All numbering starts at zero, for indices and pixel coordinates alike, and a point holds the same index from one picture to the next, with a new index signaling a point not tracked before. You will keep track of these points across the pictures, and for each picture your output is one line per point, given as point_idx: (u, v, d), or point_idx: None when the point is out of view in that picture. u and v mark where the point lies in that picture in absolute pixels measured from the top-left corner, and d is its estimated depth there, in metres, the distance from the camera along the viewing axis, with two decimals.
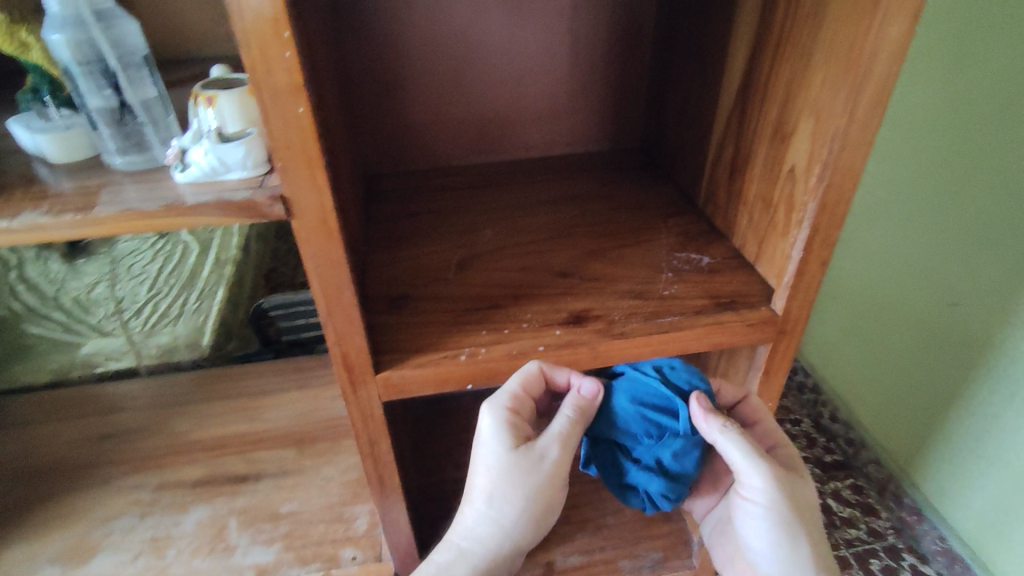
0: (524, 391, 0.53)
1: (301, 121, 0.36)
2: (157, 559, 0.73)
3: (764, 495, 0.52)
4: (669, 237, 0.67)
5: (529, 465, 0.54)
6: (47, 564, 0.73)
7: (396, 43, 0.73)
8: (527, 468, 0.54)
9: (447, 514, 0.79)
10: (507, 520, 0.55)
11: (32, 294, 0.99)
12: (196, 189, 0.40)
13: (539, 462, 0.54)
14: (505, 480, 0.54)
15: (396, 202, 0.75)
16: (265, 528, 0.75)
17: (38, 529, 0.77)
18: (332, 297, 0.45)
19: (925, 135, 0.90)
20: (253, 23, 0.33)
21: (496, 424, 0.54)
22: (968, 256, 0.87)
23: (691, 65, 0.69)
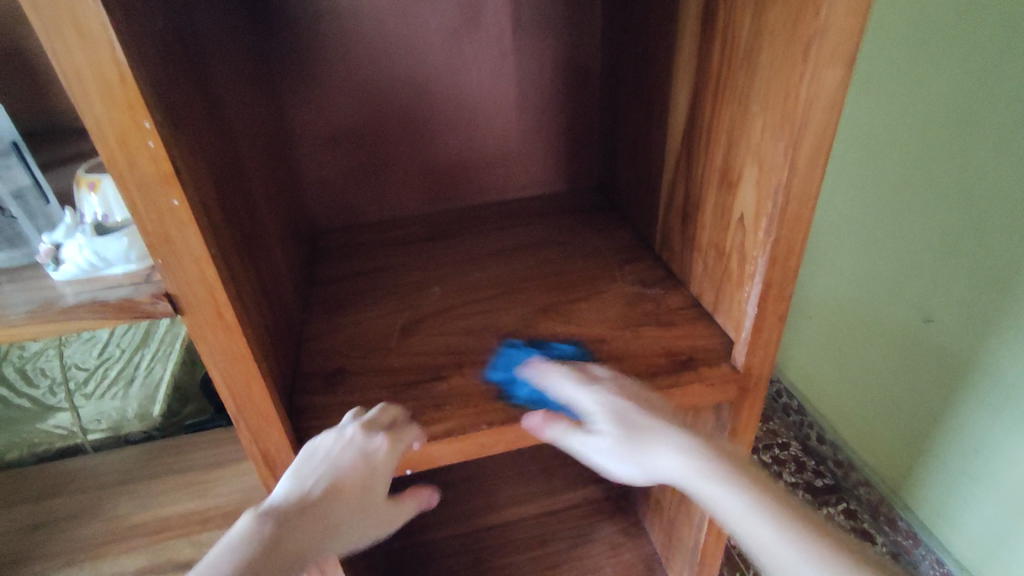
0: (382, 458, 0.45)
1: (177, 213, 0.32)
2: None
3: (680, 452, 0.43)
4: (625, 287, 0.63)
5: (354, 468, 0.44)
6: None
7: (330, 97, 0.70)
8: (354, 465, 0.44)
9: None
10: (299, 530, 0.40)
11: None
12: (75, 288, 0.36)
13: (374, 463, 0.44)
14: (322, 473, 0.43)
15: (341, 261, 0.71)
16: None
17: None
18: (240, 394, 0.40)
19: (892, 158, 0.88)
20: (103, 112, 0.29)
21: (342, 471, 0.44)
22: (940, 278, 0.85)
23: (637, 106, 0.67)
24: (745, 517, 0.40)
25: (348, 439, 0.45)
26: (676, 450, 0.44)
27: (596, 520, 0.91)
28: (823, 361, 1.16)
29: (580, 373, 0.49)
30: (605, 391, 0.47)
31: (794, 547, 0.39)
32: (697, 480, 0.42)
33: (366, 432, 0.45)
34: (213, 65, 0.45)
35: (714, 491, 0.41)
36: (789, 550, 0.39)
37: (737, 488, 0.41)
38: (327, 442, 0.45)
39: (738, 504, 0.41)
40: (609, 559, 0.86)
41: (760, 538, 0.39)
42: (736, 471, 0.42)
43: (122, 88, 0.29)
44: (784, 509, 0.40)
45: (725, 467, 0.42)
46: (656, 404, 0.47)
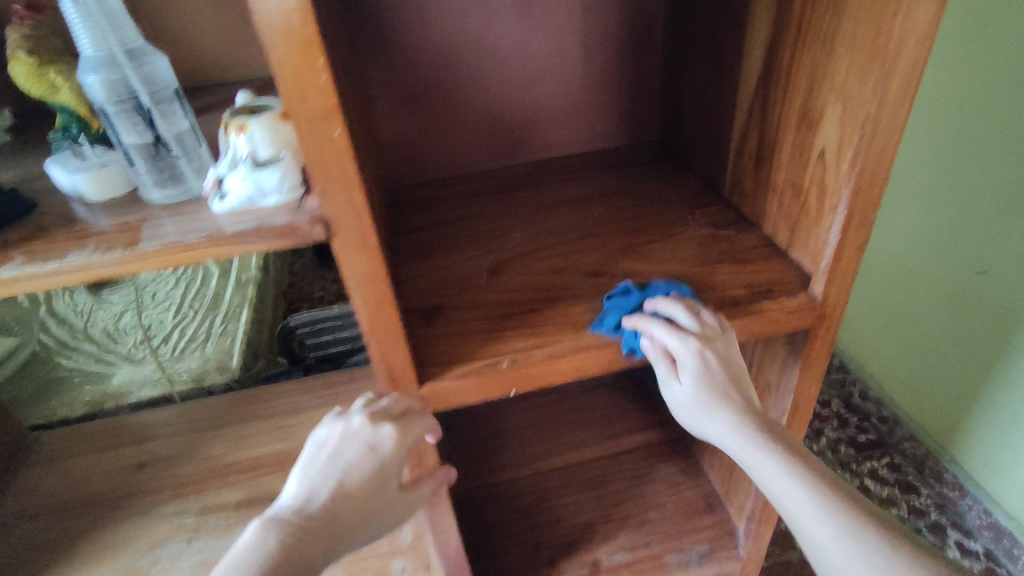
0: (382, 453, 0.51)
1: (337, 144, 0.36)
2: None
3: (742, 429, 0.52)
4: (697, 229, 0.66)
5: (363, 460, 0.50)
6: None
7: (407, 55, 0.73)
8: (363, 459, 0.50)
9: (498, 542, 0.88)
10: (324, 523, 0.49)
11: (64, 328, 1.06)
12: (236, 217, 0.40)
13: (382, 455, 0.50)
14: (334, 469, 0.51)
15: (420, 213, 0.75)
16: None
17: (87, 560, 0.77)
18: (374, 315, 0.45)
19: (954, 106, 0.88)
20: (283, 52, 0.33)
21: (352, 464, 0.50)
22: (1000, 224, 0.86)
23: (706, 55, 0.68)
24: (801, 493, 0.49)
25: (356, 434, 0.51)
26: (738, 423, 0.52)
27: (655, 462, 0.96)
28: (871, 314, 1.18)
29: (689, 316, 0.53)
30: (706, 336, 0.52)
31: (830, 510, 0.49)
32: (753, 446, 0.51)
33: (376, 423, 0.51)
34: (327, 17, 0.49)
35: (764, 457, 0.51)
36: (816, 513, 0.49)
37: (798, 469, 0.50)
38: (337, 437, 0.52)
39: (779, 469, 0.50)
40: (669, 496, 0.91)
41: (795, 500, 0.50)
42: (791, 448, 0.52)
43: (300, 29, 0.32)
44: (827, 486, 0.50)
45: (781, 443, 0.52)
46: (738, 358, 0.54)
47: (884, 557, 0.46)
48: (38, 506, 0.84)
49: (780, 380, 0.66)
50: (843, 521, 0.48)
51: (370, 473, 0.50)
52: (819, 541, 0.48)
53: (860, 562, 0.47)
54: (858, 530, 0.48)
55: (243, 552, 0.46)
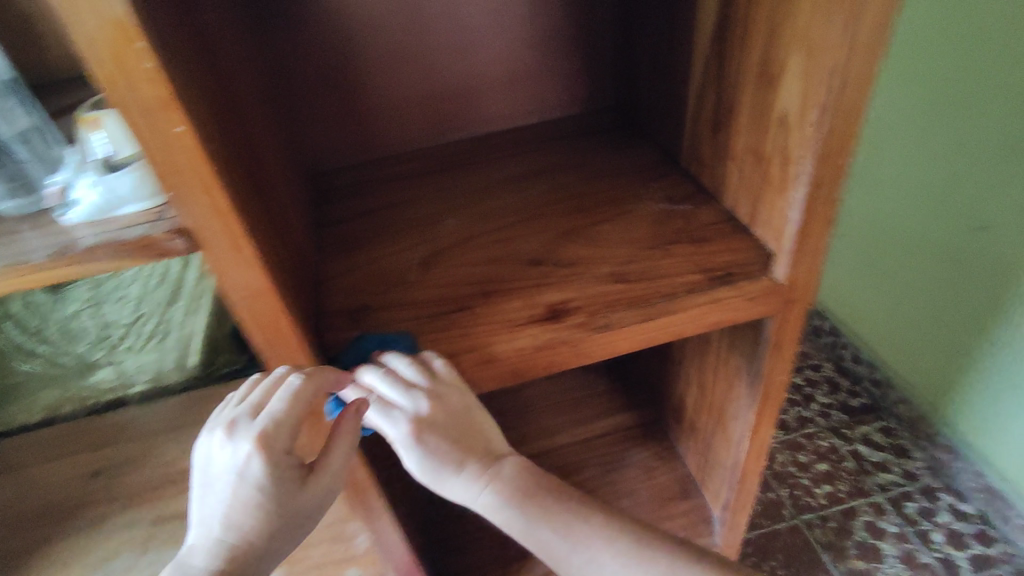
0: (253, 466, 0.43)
1: (183, 141, 0.31)
2: None
3: (485, 500, 0.51)
4: (650, 205, 0.60)
5: (240, 486, 0.43)
6: None
7: (329, 22, 0.66)
8: (240, 483, 0.43)
9: (463, 534, 0.85)
10: (229, 555, 0.44)
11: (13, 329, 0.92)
12: (90, 228, 0.35)
13: (256, 476, 0.43)
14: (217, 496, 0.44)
15: (351, 200, 0.70)
16: None
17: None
18: (269, 330, 0.40)
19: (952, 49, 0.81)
20: (93, 28, 0.27)
21: (231, 487, 0.43)
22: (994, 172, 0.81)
23: (660, 8, 0.61)
24: (552, 539, 0.52)
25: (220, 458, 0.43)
26: (491, 486, 0.51)
27: (630, 446, 0.92)
28: (859, 276, 1.13)
29: (389, 386, 0.47)
30: (420, 410, 0.48)
31: (581, 545, 0.52)
32: (499, 509, 0.51)
33: (233, 439, 0.43)
34: None
35: (513, 519, 0.52)
36: (578, 553, 0.52)
37: (539, 517, 0.52)
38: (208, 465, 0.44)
39: (529, 521, 0.52)
40: (644, 481, 0.88)
41: (559, 550, 0.52)
42: (528, 495, 0.52)
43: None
44: (565, 514, 0.53)
45: (521, 496, 0.52)
46: (470, 413, 0.50)
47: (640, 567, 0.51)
48: None
49: (748, 366, 0.61)
50: (605, 547, 0.52)
51: (262, 491, 0.43)
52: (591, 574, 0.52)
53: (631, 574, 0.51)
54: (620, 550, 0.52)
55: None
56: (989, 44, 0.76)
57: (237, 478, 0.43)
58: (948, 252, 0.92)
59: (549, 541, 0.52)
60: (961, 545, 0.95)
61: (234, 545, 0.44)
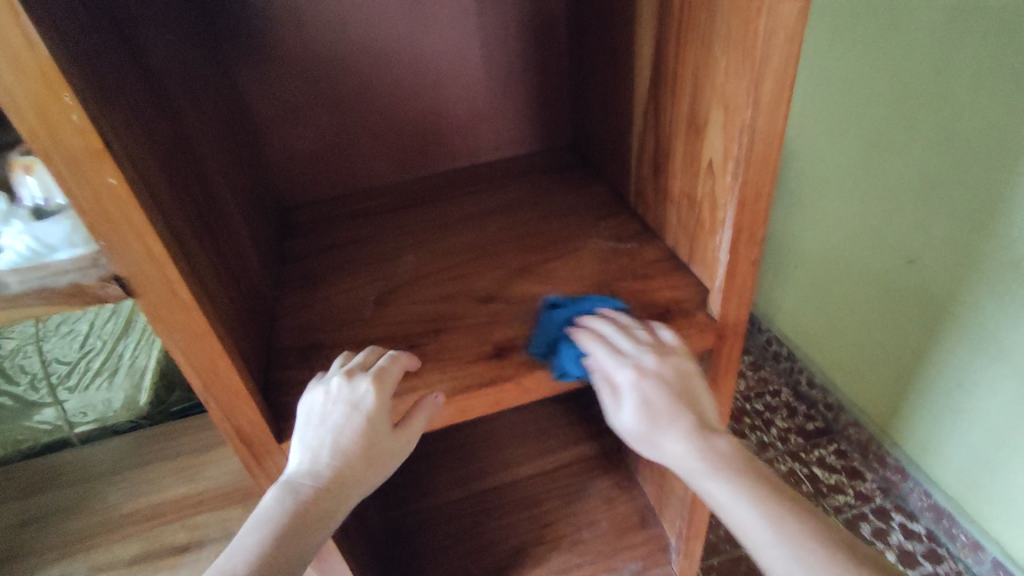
0: (358, 406, 0.44)
1: (114, 192, 0.31)
2: None
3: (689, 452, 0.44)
4: (599, 243, 0.62)
5: (348, 421, 0.44)
6: None
7: (287, 63, 0.67)
8: (348, 418, 0.44)
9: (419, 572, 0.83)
10: (316, 494, 0.43)
11: None
12: (19, 276, 0.34)
13: (367, 410, 0.45)
14: (318, 431, 0.44)
15: (310, 236, 0.70)
16: None
17: None
18: (209, 374, 0.40)
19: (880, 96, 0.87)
20: (17, 84, 0.27)
21: (336, 422, 0.44)
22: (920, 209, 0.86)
23: (604, 55, 0.64)
24: (754, 521, 0.41)
25: (334, 393, 0.45)
26: (688, 439, 0.44)
27: (590, 476, 0.93)
28: (810, 304, 1.17)
29: (622, 335, 0.49)
30: (646, 361, 0.47)
31: (784, 536, 0.39)
32: (707, 473, 0.43)
33: (351, 379, 0.46)
34: (144, 34, 0.43)
35: (715, 486, 0.43)
36: (776, 542, 0.40)
37: (746, 492, 0.42)
38: (316, 404, 0.45)
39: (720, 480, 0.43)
40: (603, 512, 0.88)
41: (753, 530, 0.40)
42: (736, 466, 0.43)
43: (31, 57, 0.27)
44: (780, 500, 0.41)
45: (727, 463, 0.43)
46: (692, 381, 0.47)
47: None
48: None
49: None
50: (813, 550, 0.39)
51: (363, 431, 0.44)
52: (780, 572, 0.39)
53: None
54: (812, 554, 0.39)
55: (259, 521, 0.42)
56: (910, 92, 0.82)
57: (347, 414, 0.44)
58: (886, 282, 0.96)
59: (751, 522, 0.41)
60: (912, 564, 0.98)
61: (325, 482, 0.43)
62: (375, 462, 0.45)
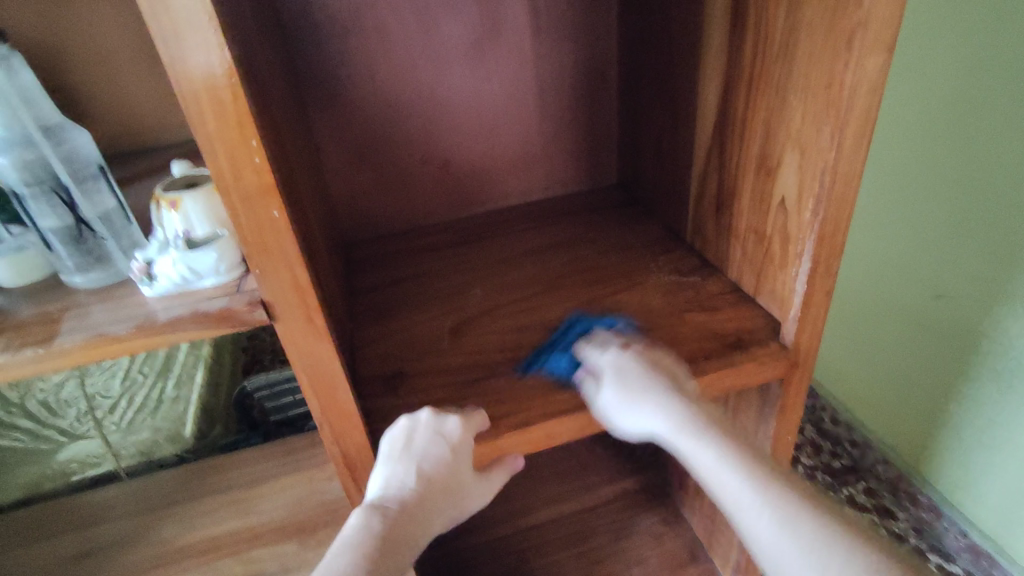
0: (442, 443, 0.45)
1: (277, 224, 0.34)
2: None
3: (673, 413, 0.47)
4: (661, 277, 0.65)
5: (430, 452, 0.45)
6: None
7: (360, 109, 0.72)
8: (434, 450, 0.45)
9: None
10: (395, 522, 0.44)
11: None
12: (169, 303, 0.37)
13: (452, 444, 0.46)
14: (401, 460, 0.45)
15: (375, 270, 0.73)
16: None
17: None
18: (326, 398, 0.41)
19: (907, 135, 0.85)
20: (214, 128, 0.30)
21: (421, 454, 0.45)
22: (947, 244, 0.84)
23: (661, 102, 0.68)
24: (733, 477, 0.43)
25: (420, 422, 0.46)
26: (674, 406, 0.48)
27: (637, 512, 0.92)
28: None
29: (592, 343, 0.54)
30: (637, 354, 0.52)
31: (762, 491, 0.42)
32: (686, 433, 0.46)
33: (436, 413, 0.46)
34: (267, 83, 0.47)
35: (694, 446, 0.46)
36: (743, 492, 0.43)
37: (730, 453, 0.45)
38: (399, 437, 0.46)
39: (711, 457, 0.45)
40: (652, 548, 0.87)
41: (726, 481, 0.44)
42: (724, 434, 0.46)
43: (232, 106, 0.30)
44: (763, 467, 0.44)
45: (710, 429, 0.46)
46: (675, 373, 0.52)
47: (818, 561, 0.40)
48: None
49: (757, 428, 0.63)
50: (781, 506, 0.41)
51: (447, 465, 0.46)
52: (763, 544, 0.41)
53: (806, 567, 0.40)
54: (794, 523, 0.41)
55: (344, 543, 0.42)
56: (915, 139, 0.84)
57: (434, 445, 0.45)
58: (912, 320, 0.93)
59: (726, 476, 0.44)
60: None
61: (405, 510, 0.44)
62: (449, 498, 0.47)
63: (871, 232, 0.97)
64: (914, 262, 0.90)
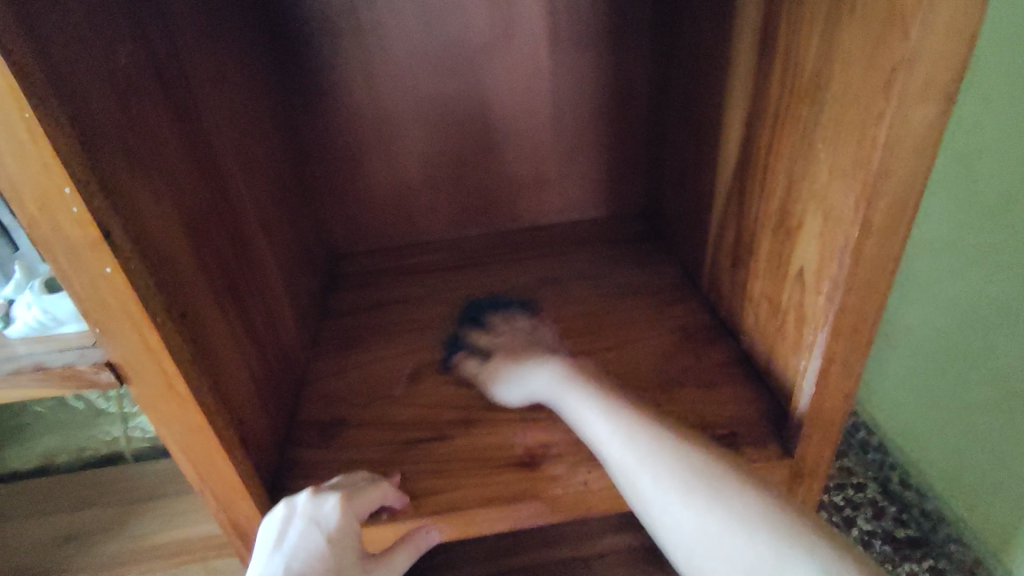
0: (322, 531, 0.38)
1: (111, 281, 0.29)
2: None
3: (553, 373, 0.48)
4: (661, 335, 0.56)
5: (308, 544, 0.38)
6: None
7: (353, 115, 0.66)
8: (308, 542, 0.38)
9: None
10: None
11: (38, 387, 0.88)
12: (29, 347, 0.33)
13: (332, 532, 0.39)
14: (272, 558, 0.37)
15: (360, 289, 0.68)
16: None
17: None
18: (202, 466, 0.36)
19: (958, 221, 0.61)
20: (17, 170, 0.25)
21: (296, 548, 0.37)
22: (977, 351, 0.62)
23: (687, 127, 0.58)
24: (601, 425, 0.43)
25: (295, 510, 0.39)
26: (556, 368, 0.49)
27: None
28: None
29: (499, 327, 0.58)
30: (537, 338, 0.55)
31: (626, 432, 0.42)
32: (564, 388, 0.47)
33: (317, 493, 0.40)
34: (201, 98, 0.42)
35: (569, 400, 0.46)
36: (609, 435, 0.42)
37: (603, 404, 0.44)
38: (274, 531, 0.39)
39: (606, 430, 0.43)
40: None
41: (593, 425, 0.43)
42: (604, 392, 0.46)
43: (35, 148, 0.25)
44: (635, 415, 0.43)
45: (592, 385, 0.46)
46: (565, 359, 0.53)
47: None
48: None
49: None
50: (650, 452, 0.40)
51: (327, 556, 0.38)
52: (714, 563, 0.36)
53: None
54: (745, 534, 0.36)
55: None
56: (960, 247, 0.61)
57: (311, 533, 0.38)
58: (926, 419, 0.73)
59: (595, 423, 0.44)
60: None
61: None
62: None
63: (976, 334, 0.62)
64: (945, 367, 0.68)
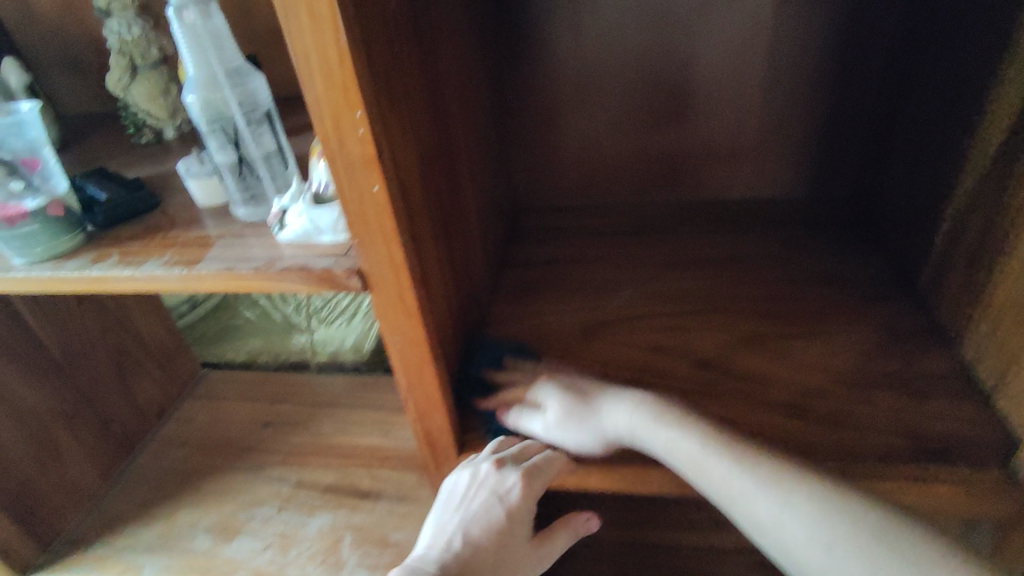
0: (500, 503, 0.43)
1: (375, 199, 0.33)
2: (281, 555, 0.64)
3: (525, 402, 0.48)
4: (859, 331, 0.51)
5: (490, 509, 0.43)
6: (203, 531, 0.68)
7: (557, 72, 0.67)
8: (489, 509, 0.44)
9: None
10: None
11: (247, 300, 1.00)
12: (294, 250, 0.39)
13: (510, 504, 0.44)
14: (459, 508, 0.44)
15: (537, 243, 0.70)
16: (374, 553, 0.63)
17: (192, 494, 0.72)
18: (412, 374, 0.41)
19: None
20: (323, 91, 0.30)
21: (478, 509, 0.44)
22: None
23: (933, 105, 0.51)
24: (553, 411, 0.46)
25: (481, 476, 0.44)
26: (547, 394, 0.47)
27: None
28: None
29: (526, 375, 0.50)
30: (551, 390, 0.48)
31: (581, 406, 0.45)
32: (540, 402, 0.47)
33: (499, 468, 0.44)
34: (443, 49, 0.46)
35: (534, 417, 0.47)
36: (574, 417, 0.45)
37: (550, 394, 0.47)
38: (462, 486, 0.45)
39: (568, 417, 0.45)
40: None
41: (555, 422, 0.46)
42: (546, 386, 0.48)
43: (339, 71, 0.29)
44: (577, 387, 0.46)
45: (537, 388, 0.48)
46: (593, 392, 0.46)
47: (819, 504, 0.36)
48: (166, 433, 0.82)
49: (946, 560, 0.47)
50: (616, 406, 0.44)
51: (499, 527, 0.44)
52: (673, 458, 0.40)
53: (767, 483, 0.38)
54: (701, 426, 0.41)
55: None
56: None
57: (491, 501, 0.44)
58: None
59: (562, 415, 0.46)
60: None
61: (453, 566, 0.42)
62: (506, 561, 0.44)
63: None
64: None
